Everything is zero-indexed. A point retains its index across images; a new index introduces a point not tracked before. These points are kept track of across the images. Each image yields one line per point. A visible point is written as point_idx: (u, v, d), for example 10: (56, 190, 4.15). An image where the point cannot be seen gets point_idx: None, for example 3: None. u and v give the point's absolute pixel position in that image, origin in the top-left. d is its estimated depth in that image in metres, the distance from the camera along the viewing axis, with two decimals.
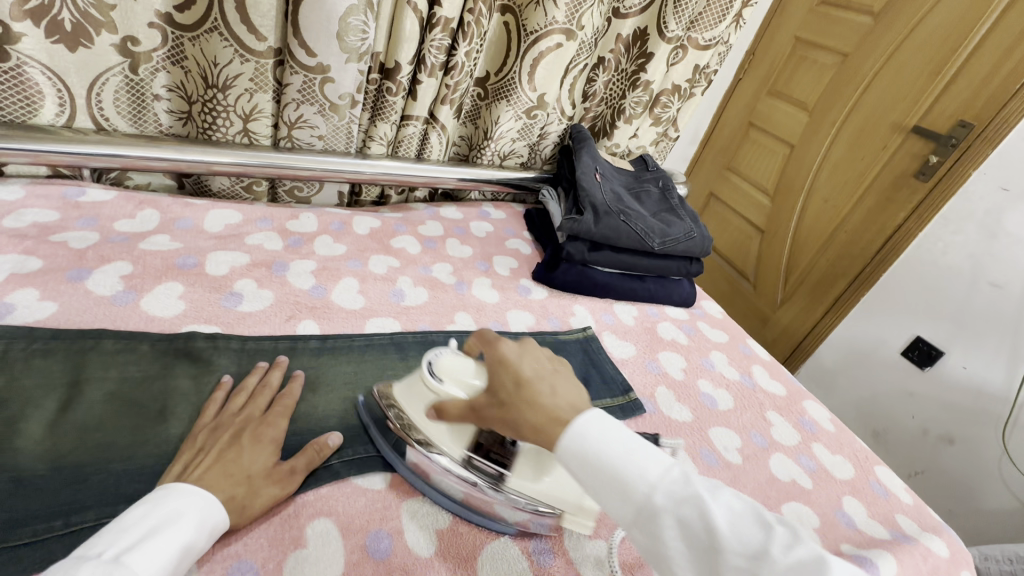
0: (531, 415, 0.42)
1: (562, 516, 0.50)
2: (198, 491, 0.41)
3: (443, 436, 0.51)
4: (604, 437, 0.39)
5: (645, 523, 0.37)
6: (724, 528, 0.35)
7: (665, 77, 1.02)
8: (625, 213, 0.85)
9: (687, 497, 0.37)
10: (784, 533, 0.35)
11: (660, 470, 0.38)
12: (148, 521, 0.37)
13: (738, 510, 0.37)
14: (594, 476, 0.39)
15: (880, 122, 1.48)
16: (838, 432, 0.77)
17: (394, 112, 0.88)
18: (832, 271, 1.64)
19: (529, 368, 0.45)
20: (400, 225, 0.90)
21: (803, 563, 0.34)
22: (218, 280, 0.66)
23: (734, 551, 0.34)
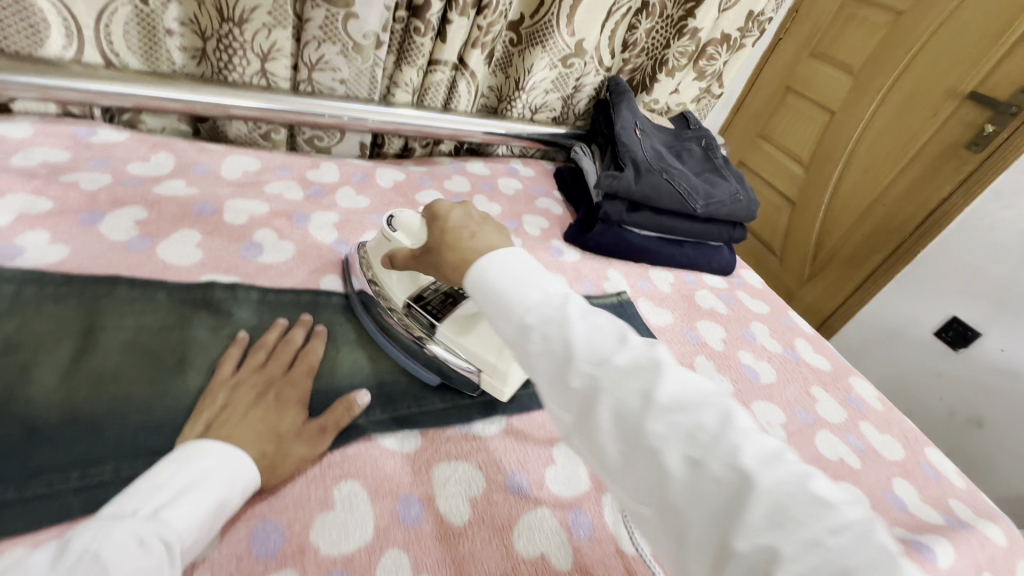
0: (451, 257, 0.43)
1: (479, 375, 0.53)
2: (227, 450, 0.38)
3: (393, 285, 0.56)
4: (497, 266, 0.39)
5: (516, 341, 0.37)
6: (580, 340, 0.35)
7: (714, 25, 0.94)
8: (667, 172, 0.79)
9: (557, 318, 0.36)
10: (635, 344, 0.35)
11: (540, 295, 0.38)
12: (179, 478, 0.35)
13: (602, 327, 0.36)
14: (483, 298, 0.39)
15: (932, 87, 1.37)
16: (885, 411, 0.72)
17: (422, 57, 0.82)
18: (865, 247, 1.56)
19: (459, 218, 0.46)
20: (425, 179, 0.85)
21: (642, 366, 0.34)
22: (237, 229, 0.63)
23: (583, 360, 0.34)
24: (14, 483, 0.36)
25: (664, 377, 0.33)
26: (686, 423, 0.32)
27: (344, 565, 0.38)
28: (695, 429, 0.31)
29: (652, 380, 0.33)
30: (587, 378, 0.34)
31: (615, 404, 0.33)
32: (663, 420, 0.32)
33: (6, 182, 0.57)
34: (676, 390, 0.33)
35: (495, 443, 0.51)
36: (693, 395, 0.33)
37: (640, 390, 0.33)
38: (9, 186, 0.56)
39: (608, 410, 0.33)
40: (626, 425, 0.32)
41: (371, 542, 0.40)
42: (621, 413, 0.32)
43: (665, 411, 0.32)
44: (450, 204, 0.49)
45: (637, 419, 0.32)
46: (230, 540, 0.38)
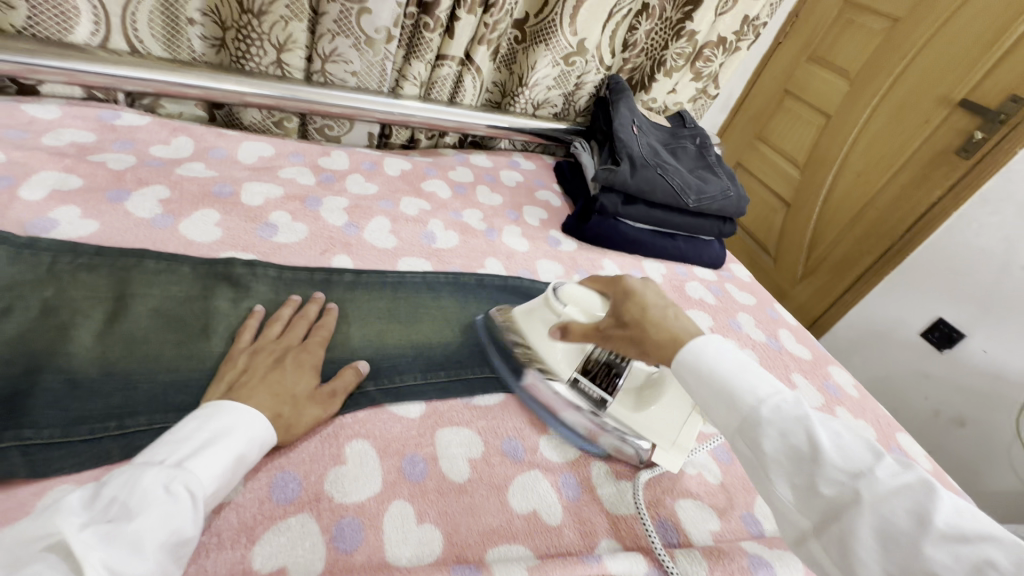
0: (656, 333, 0.46)
1: (653, 448, 0.54)
2: (245, 409, 0.41)
3: (558, 357, 0.57)
4: (717, 354, 0.42)
5: (748, 436, 0.39)
6: (828, 444, 0.36)
7: (711, 28, 0.97)
8: (662, 167, 0.83)
9: (795, 418, 0.38)
10: (894, 460, 0.35)
11: (770, 389, 0.40)
12: (202, 433, 0.38)
13: (846, 436, 0.37)
14: (707, 388, 0.41)
15: (925, 94, 1.41)
16: (861, 398, 0.77)
17: (430, 51, 0.86)
18: (857, 248, 1.60)
19: (655, 298, 0.50)
20: (431, 170, 0.89)
21: (906, 483, 0.33)
22: (254, 210, 0.66)
23: (834, 466, 0.35)
24: (59, 428, 0.40)
25: (937, 499, 0.32)
26: (973, 556, 0.30)
27: (354, 510, 0.42)
28: (988, 568, 0.30)
29: (922, 500, 0.32)
30: (841, 487, 0.34)
31: (876, 519, 0.33)
32: (944, 548, 0.31)
33: (39, 159, 0.60)
34: (954, 516, 0.32)
35: (494, 413, 0.55)
36: (973, 522, 0.32)
37: (907, 510, 0.32)
38: (42, 164, 0.60)
39: (868, 522, 0.33)
40: (891, 540, 0.32)
41: (380, 493, 0.44)
42: (883, 528, 0.32)
43: (943, 538, 0.31)
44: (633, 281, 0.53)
45: (911, 541, 0.31)
46: (252, 486, 0.41)
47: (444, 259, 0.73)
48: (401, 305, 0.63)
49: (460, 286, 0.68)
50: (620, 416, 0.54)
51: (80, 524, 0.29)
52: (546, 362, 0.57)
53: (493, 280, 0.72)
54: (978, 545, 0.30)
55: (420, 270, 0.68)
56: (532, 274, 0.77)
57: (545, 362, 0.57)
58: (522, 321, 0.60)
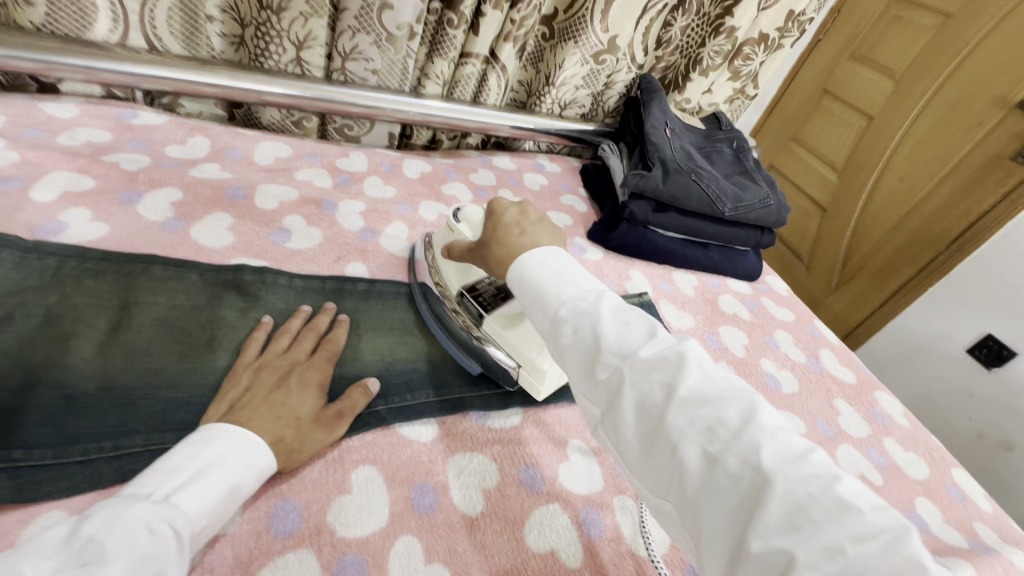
0: (497, 250, 0.46)
1: (519, 370, 0.54)
2: (244, 434, 0.38)
3: (451, 272, 0.58)
4: (536, 262, 0.42)
5: (550, 334, 0.39)
6: (607, 330, 0.36)
7: (752, 24, 0.91)
8: (696, 173, 0.78)
9: (588, 312, 0.38)
10: (664, 338, 0.36)
11: (575, 290, 0.40)
12: (195, 462, 0.35)
13: (632, 322, 0.37)
14: (524, 292, 0.42)
15: (978, 95, 1.31)
16: (911, 429, 0.70)
17: (454, 49, 0.82)
18: (898, 258, 1.51)
19: (514, 216, 0.48)
20: (451, 172, 0.86)
21: (665, 360, 0.34)
22: (268, 214, 0.64)
23: (610, 350, 0.36)
24: (52, 448, 0.38)
25: (687, 372, 0.34)
26: (706, 416, 0.32)
27: (358, 547, 0.39)
28: (715, 423, 0.31)
29: (674, 373, 0.34)
30: (613, 369, 0.35)
31: (638, 395, 0.34)
32: (683, 412, 0.32)
33: (53, 160, 0.59)
34: (699, 384, 0.33)
35: (511, 437, 0.51)
36: (715, 387, 0.33)
37: (661, 383, 0.34)
38: (55, 164, 0.59)
39: (630, 399, 0.34)
40: (647, 416, 0.33)
41: (386, 527, 0.41)
42: (642, 401, 0.34)
43: (685, 404, 0.32)
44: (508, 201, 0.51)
45: (659, 410, 0.33)
46: (250, 516, 0.39)
47: None
48: (416, 318, 0.59)
49: None
50: (490, 334, 0.54)
51: (51, 568, 0.26)
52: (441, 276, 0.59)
53: None
54: (713, 406, 0.32)
55: None
56: None
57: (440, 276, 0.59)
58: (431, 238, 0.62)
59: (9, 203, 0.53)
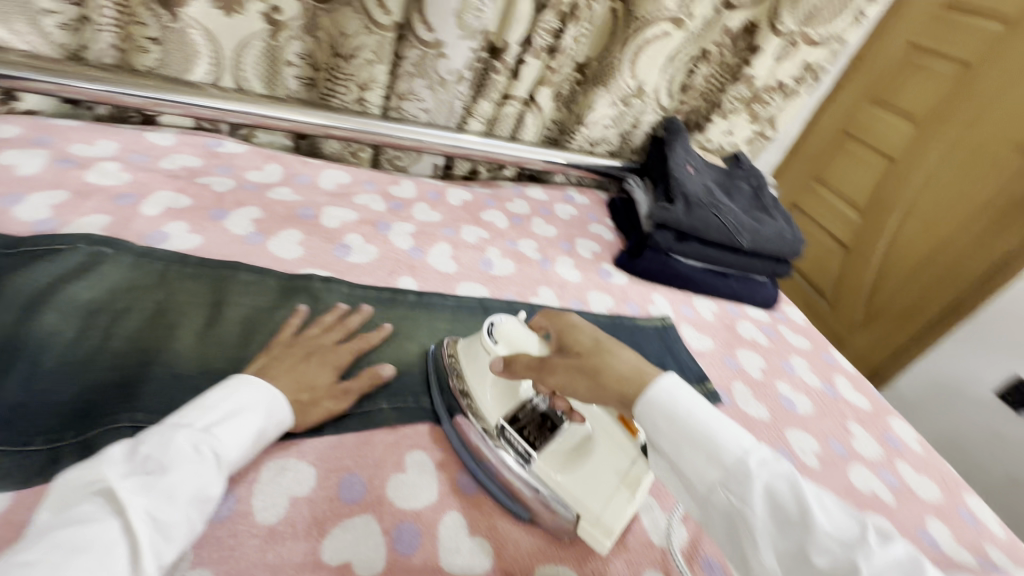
0: (615, 366, 0.46)
1: (577, 520, 0.47)
2: (267, 387, 0.45)
3: (489, 400, 0.52)
4: (692, 403, 0.42)
5: (733, 489, 0.39)
6: (816, 511, 0.37)
7: (770, 73, 0.99)
8: (716, 207, 0.85)
9: (780, 473, 0.39)
10: (877, 529, 0.37)
11: (752, 450, 0.40)
12: (226, 404, 0.42)
13: (830, 501, 0.38)
14: (687, 431, 0.41)
15: (1001, 140, 1.37)
16: (926, 455, 0.73)
17: (497, 92, 0.92)
18: (924, 297, 1.53)
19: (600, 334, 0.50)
20: (490, 201, 0.94)
21: (895, 558, 0.34)
22: (331, 232, 0.73)
23: (827, 530, 0.36)
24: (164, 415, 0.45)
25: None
26: None
27: (413, 516, 0.45)
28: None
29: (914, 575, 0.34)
30: (834, 557, 0.35)
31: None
32: None
33: (157, 181, 0.69)
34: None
35: None
36: None
37: None
38: (159, 185, 0.69)
39: None
40: None
41: (436, 502, 0.47)
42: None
43: None
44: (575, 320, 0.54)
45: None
46: (323, 483, 0.45)
47: (500, 286, 0.76)
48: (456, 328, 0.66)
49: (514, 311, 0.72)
50: (548, 480, 0.48)
51: (121, 473, 0.34)
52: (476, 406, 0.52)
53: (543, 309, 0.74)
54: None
55: (478, 296, 0.73)
56: (584, 304, 0.79)
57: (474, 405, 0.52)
58: (458, 353, 0.56)
59: (124, 216, 0.63)
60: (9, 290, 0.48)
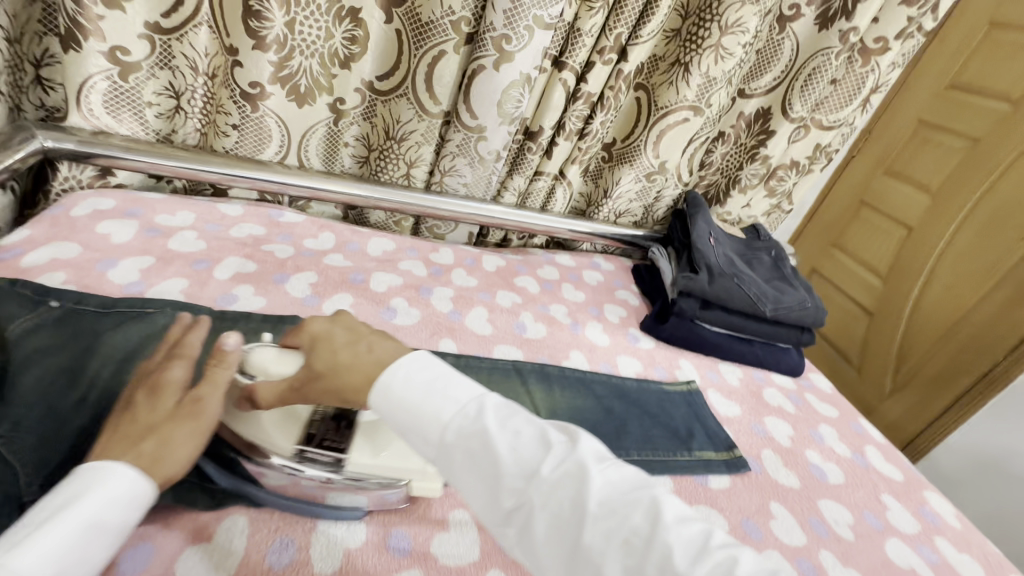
0: (353, 378, 0.45)
1: (409, 486, 0.52)
2: (102, 468, 0.39)
3: (270, 436, 0.50)
4: (404, 382, 0.43)
5: (442, 457, 0.41)
6: (505, 458, 0.39)
7: (784, 153, 1.06)
8: (738, 277, 0.89)
9: (473, 431, 0.41)
10: (557, 451, 0.40)
11: (454, 409, 0.42)
12: (46, 509, 0.36)
13: (522, 434, 0.41)
14: (401, 420, 0.42)
15: (1019, 212, 1.44)
16: (964, 530, 0.72)
17: (530, 169, 1.00)
18: (952, 367, 1.56)
19: (344, 335, 0.49)
20: (522, 267, 1.01)
21: (567, 474, 0.39)
22: (378, 295, 0.79)
23: (511, 474, 0.39)
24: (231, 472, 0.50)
25: (591, 481, 0.39)
26: (624, 532, 0.37)
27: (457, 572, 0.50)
28: (631, 535, 0.37)
29: (579, 488, 0.38)
30: (518, 492, 0.39)
31: (547, 517, 0.38)
32: (599, 531, 0.37)
33: (228, 248, 0.77)
34: (604, 491, 0.39)
35: None
36: (618, 493, 0.39)
37: (571, 500, 0.38)
38: (230, 252, 0.76)
39: (545, 520, 0.38)
40: (563, 533, 0.38)
41: (478, 560, 0.51)
42: (554, 520, 0.38)
43: (597, 519, 0.37)
44: (318, 323, 0.51)
45: (575, 532, 0.37)
46: (375, 536, 0.51)
47: (533, 349, 0.81)
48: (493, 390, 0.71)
49: (547, 374, 0.76)
50: (365, 468, 0.52)
51: None
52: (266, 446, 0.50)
53: (577, 373, 0.78)
54: (623, 511, 0.38)
55: (513, 358, 0.77)
56: (613, 368, 0.83)
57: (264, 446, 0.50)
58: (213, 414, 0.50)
59: (200, 279, 0.70)
60: (105, 348, 0.54)
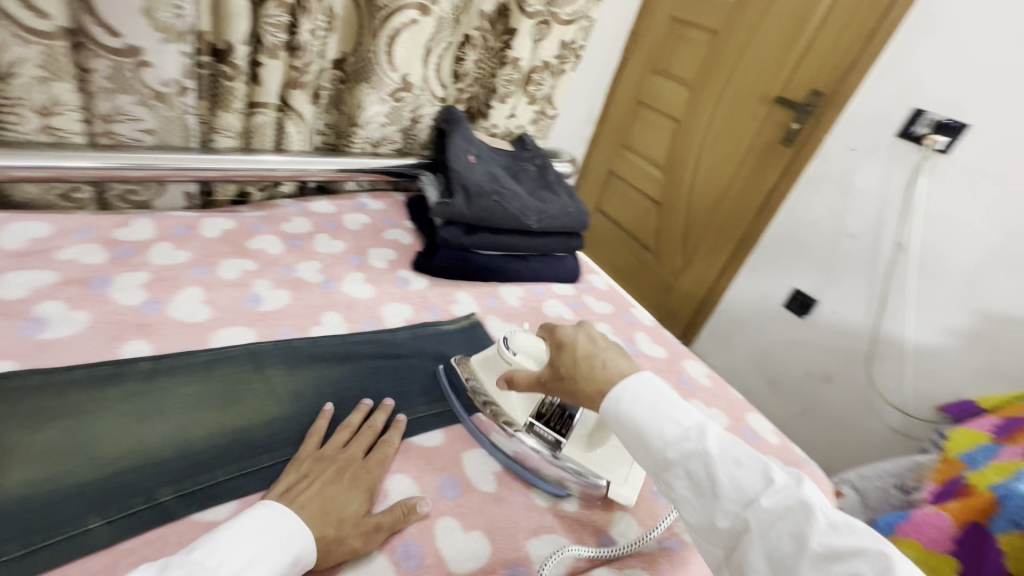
0: (586, 385, 0.53)
1: (609, 487, 0.58)
2: (298, 524, 0.43)
3: (512, 404, 0.62)
4: (636, 404, 0.49)
5: (661, 472, 0.46)
6: (724, 482, 0.43)
7: (533, 54, 1.02)
8: (499, 193, 0.84)
9: (695, 455, 0.45)
10: (779, 484, 0.42)
11: (677, 430, 0.46)
12: (255, 545, 0.40)
13: (741, 463, 0.44)
14: (627, 434, 0.49)
15: (750, 93, 1.64)
16: (714, 386, 0.81)
17: (239, 102, 0.80)
18: (722, 237, 1.80)
19: (585, 346, 0.56)
20: (260, 225, 0.82)
21: (788, 508, 0.41)
22: (11, 306, 0.56)
23: (729, 497, 0.42)
24: None
25: (812, 520, 0.40)
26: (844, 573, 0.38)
27: None
28: None
29: (801, 524, 0.40)
30: (734, 516, 0.42)
31: (766, 546, 0.40)
32: (819, 568, 0.38)
33: None
34: (827, 535, 0.39)
35: None
36: (838, 534, 0.40)
37: (789, 533, 0.40)
38: None
39: (759, 548, 0.40)
40: (781, 566, 0.39)
41: None
42: (773, 552, 0.40)
43: (816, 556, 0.39)
44: (569, 330, 0.59)
45: (793, 564, 0.39)
46: None
47: (272, 323, 0.66)
48: (209, 388, 0.55)
49: (290, 349, 0.63)
50: (571, 457, 0.59)
51: None
52: (504, 411, 0.62)
53: (329, 338, 0.67)
54: (845, 558, 0.38)
55: (241, 341, 0.62)
56: (377, 321, 0.73)
57: (501, 410, 0.62)
58: (475, 368, 0.66)
59: None
60: None
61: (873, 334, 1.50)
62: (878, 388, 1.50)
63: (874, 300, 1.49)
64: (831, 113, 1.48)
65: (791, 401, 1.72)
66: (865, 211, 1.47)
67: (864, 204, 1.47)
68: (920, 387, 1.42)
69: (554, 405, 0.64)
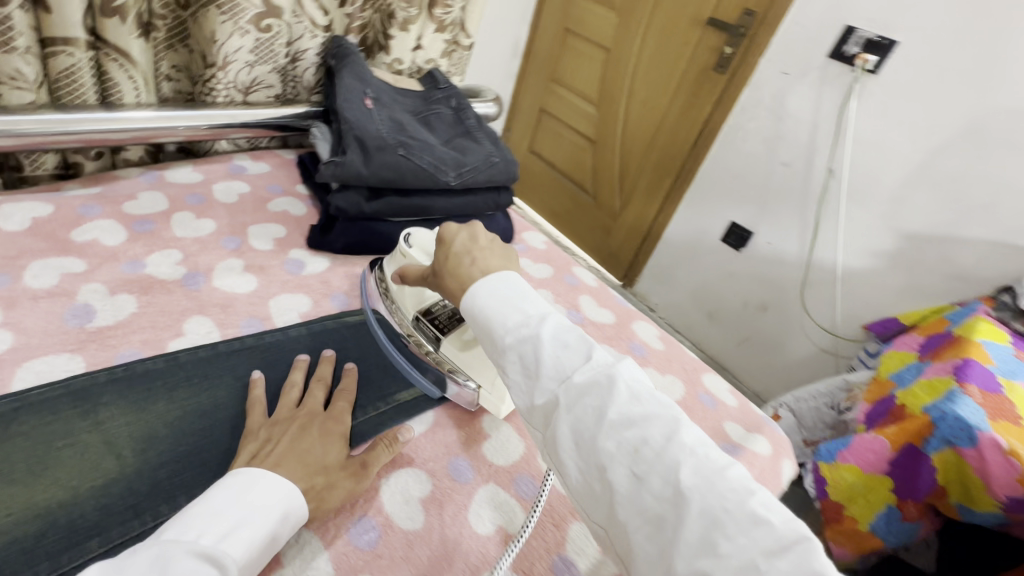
0: (449, 282, 0.46)
1: (477, 393, 0.55)
2: (281, 481, 0.40)
3: (404, 297, 0.60)
4: (487, 293, 0.41)
5: (498, 361, 0.39)
6: (546, 358, 0.37)
7: None
8: (405, 145, 0.68)
9: (528, 336, 0.38)
10: (599, 360, 0.37)
11: (519, 317, 0.39)
12: (238, 508, 0.37)
13: (570, 344, 0.38)
14: (474, 323, 0.41)
15: (682, 14, 1.51)
16: (667, 349, 0.74)
17: (24, 38, 0.58)
18: (657, 173, 1.72)
19: (462, 243, 0.48)
20: (91, 206, 0.63)
21: (597, 383, 0.36)
22: None
23: (549, 376, 0.36)
24: None
25: (614, 393, 0.35)
26: (633, 439, 0.34)
27: None
28: (642, 445, 0.33)
29: (605, 397, 0.35)
30: (550, 394, 0.36)
31: (573, 420, 0.35)
32: (614, 437, 0.34)
33: None
34: (627, 404, 0.35)
35: None
36: (638, 399, 0.35)
37: (593, 407, 0.35)
38: None
39: (566, 422, 0.35)
40: (583, 441, 0.35)
41: None
42: (577, 426, 0.35)
43: (612, 426, 0.34)
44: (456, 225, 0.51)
45: (591, 438, 0.34)
46: None
47: (111, 342, 0.50)
48: (7, 455, 0.40)
49: (137, 379, 0.47)
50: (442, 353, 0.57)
51: None
52: (397, 304, 0.61)
53: (195, 353, 0.51)
54: (639, 428, 0.34)
55: (62, 377, 0.46)
56: (264, 322, 0.58)
57: (395, 303, 0.61)
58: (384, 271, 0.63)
59: None
60: None
61: (805, 262, 1.50)
62: (810, 314, 1.53)
63: (806, 228, 1.48)
64: (763, 34, 1.39)
65: (730, 333, 1.74)
66: (797, 138, 1.43)
67: (797, 131, 1.42)
68: (849, 309, 1.46)
69: (447, 307, 0.60)
